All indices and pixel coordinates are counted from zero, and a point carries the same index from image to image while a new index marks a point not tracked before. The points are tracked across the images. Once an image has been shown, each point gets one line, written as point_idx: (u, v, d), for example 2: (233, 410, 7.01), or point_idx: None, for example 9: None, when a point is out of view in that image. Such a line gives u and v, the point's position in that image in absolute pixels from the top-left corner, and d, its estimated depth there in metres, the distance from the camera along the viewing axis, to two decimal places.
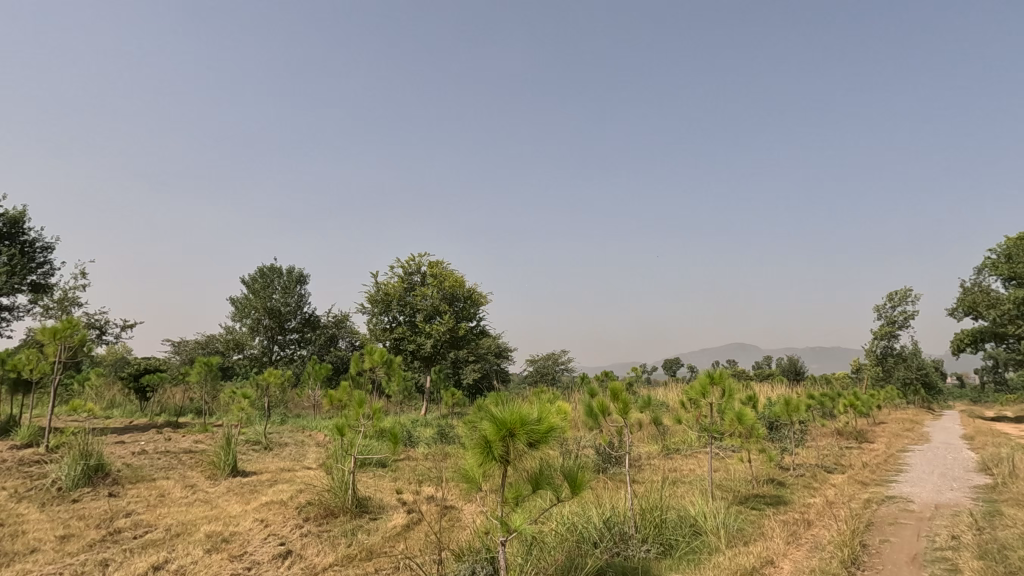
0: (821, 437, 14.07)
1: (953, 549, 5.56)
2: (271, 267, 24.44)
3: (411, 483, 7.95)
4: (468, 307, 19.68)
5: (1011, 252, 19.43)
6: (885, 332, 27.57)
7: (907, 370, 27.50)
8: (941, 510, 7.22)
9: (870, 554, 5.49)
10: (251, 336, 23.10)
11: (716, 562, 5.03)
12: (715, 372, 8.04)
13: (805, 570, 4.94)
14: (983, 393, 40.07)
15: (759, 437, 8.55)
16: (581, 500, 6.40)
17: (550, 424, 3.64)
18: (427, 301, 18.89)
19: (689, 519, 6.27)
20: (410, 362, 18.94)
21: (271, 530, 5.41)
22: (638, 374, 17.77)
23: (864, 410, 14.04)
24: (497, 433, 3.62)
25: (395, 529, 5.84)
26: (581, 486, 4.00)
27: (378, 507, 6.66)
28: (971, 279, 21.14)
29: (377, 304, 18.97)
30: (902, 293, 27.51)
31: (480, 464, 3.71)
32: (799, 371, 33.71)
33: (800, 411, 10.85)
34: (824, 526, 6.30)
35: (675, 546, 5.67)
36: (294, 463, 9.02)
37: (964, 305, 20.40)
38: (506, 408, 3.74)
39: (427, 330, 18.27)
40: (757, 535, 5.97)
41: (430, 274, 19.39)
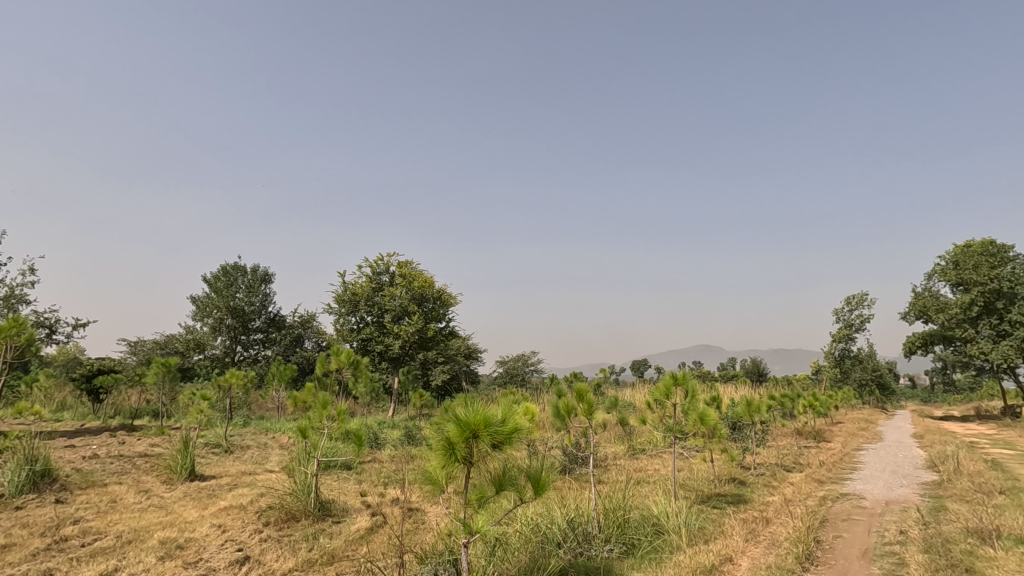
0: (781, 437, 14.48)
1: (900, 543, 5.79)
2: (234, 265, 23.80)
3: (377, 485, 7.86)
4: (437, 308, 19.62)
5: (958, 259, 20.30)
6: (842, 334, 28.57)
7: (863, 371, 28.51)
8: (891, 506, 7.51)
9: (824, 549, 5.68)
10: (213, 336, 22.42)
11: (676, 561, 5.11)
12: (679, 373, 8.20)
13: (761, 566, 5.08)
14: (932, 393, 42.07)
15: (721, 436, 8.74)
16: (546, 501, 6.43)
17: (514, 425, 3.67)
18: (396, 301, 18.68)
19: (652, 519, 6.37)
20: (377, 364, 18.71)
21: (229, 536, 5.25)
22: (607, 375, 18.00)
23: (823, 411, 14.50)
24: (460, 434, 3.59)
25: (357, 533, 5.75)
26: (544, 487, 4.03)
27: (341, 510, 6.56)
28: (922, 284, 22.05)
29: (344, 304, 18.66)
30: (858, 297, 28.49)
31: (443, 466, 3.67)
32: (761, 372, 34.59)
33: (761, 412, 11.15)
34: (781, 524, 6.49)
35: (637, 545, 5.75)
36: (256, 465, 8.79)
37: (914, 309, 21.29)
38: (471, 409, 3.74)
39: (395, 331, 18.10)
40: (717, 533, 6.10)
41: (399, 274, 19.22)
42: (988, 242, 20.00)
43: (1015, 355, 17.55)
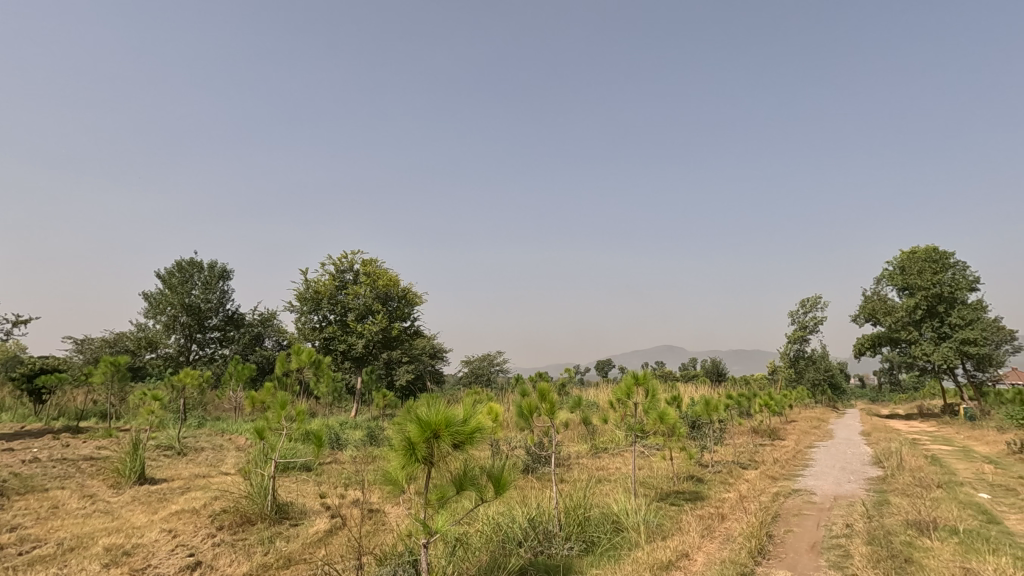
0: (738, 435, 14.91)
1: (846, 536, 6.05)
2: (190, 260, 22.98)
3: (336, 486, 7.73)
4: (402, 307, 19.43)
5: (904, 265, 21.32)
6: (797, 336, 29.58)
7: (816, 371, 29.59)
8: (838, 501, 7.85)
9: (776, 543, 5.88)
10: (166, 334, 21.60)
11: (635, 557, 5.21)
12: (640, 373, 8.34)
13: (716, 561, 5.22)
14: (880, 393, 44.05)
15: (680, 435, 8.94)
16: (508, 501, 6.44)
17: (475, 424, 3.67)
18: (359, 300, 18.38)
19: (612, 516, 6.47)
20: (340, 363, 18.37)
21: (180, 541, 5.08)
22: (571, 375, 18.14)
23: (778, 410, 15.01)
24: (421, 434, 3.56)
25: (316, 535, 5.65)
26: (504, 486, 4.04)
27: (299, 512, 6.42)
28: (871, 288, 23.03)
29: (306, 302, 18.24)
30: (812, 300, 29.56)
31: (404, 467, 3.65)
32: (721, 371, 35.49)
33: (718, 411, 11.46)
34: (736, 519, 6.69)
35: (596, 542, 5.83)
36: (210, 468, 8.52)
37: (864, 311, 22.24)
38: (432, 409, 3.73)
39: (358, 330, 17.83)
40: (674, 529, 6.23)
41: (363, 272, 18.94)
42: (932, 249, 21.04)
43: (955, 357, 18.55)
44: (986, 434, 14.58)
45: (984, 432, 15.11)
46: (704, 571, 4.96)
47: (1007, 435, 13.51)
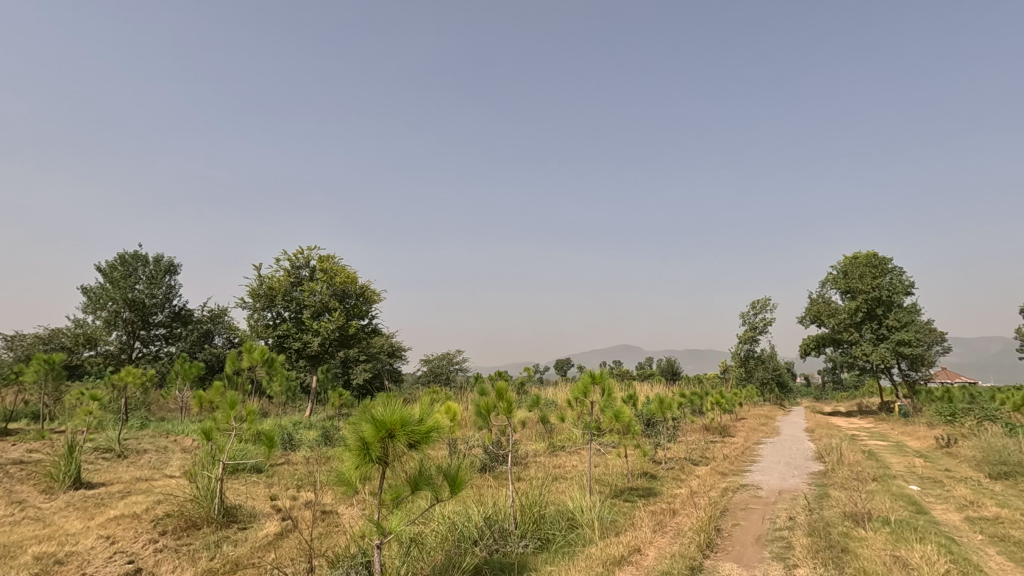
0: (691, 433, 15.33)
1: (788, 528, 6.32)
2: (134, 254, 21.93)
3: (289, 488, 7.54)
4: (359, 305, 19.10)
5: (846, 269, 22.36)
6: (748, 336, 30.63)
7: (765, 370, 30.72)
8: (783, 495, 8.19)
9: (723, 537, 6.09)
10: (106, 330, 20.54)
11: (588, 553, 5.30)
12: (597, 373, 8.47)
13: (667, 555, 5.36)
14: (824, 391, 46.19)
15: (634, 433, 9.13)
16: (464, 500, 6.42)
17: (431, 424, 3.65)
18: (315, 297, 17.92)
19: (567, 513, 6.56)
20: (294, 362, 17.90)
21: (118, 547, 4.85)
22: (531, 374, 18.22)
23: (729, 408, 15.51)
24: (375, 434, 3.52)
25: (265, 539, 5.49)
26: (460, 485, 4.03)
27: (248, 515, 6.23)
28: (816, 291, 24.06)
29: (258, 298, 17.66)
30: (762, 302, 30.68)
31: (357, 467, 3.58)
32: (675, 371, 36.38)
33: (672, 409, 11.76)
34: (686, 514, 6.89)
35: (551, 540, 5.90)
36: (153, 471, 8.15)
37: (810, 313, 23.23)
38: (388, 408, 3.68)
39: (314, 328, 17.41)
40: (627, 525, 6.36)
41: (320, 269, 18.49)
42: (872, 254, 22.16)
43: (891, 357, 19.63)
44: (918, 430, 15.51)
45: (916, 428, 16.05)
46: (654, 565, 5.09)
47: (936, 430, 14.40)
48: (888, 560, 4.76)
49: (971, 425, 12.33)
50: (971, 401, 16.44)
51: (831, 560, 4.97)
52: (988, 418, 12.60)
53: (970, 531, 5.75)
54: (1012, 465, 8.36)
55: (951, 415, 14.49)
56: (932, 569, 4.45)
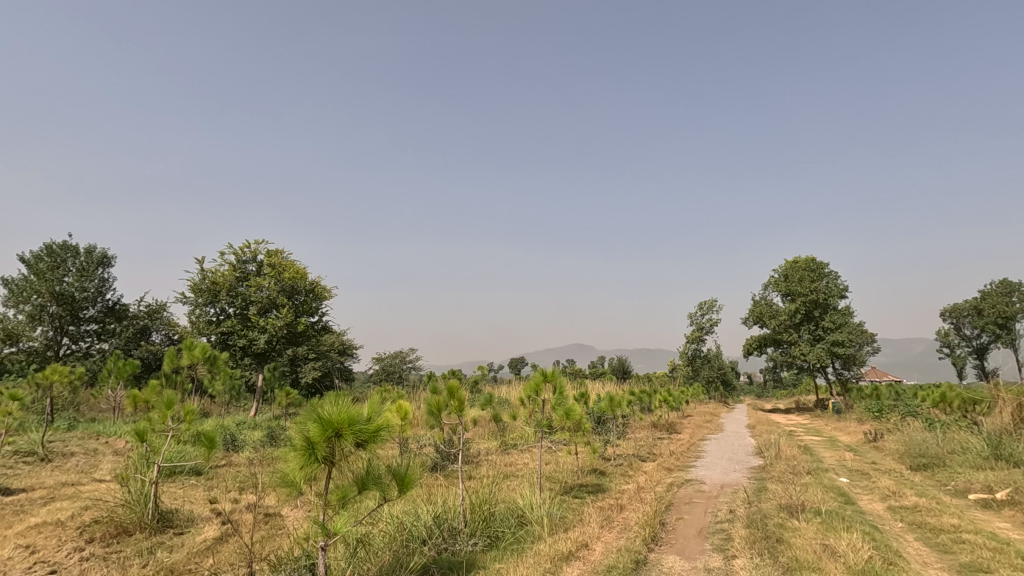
0: (639, 430, 15.69)
1: (729, 521, 6.57)
2: (62, 244, 20.57)
3: (230, 491, 7.26)
4: (309, 301, 18.61)
5: (787, 273, 23.42)
6: (695, 336, 31.63)
7: (711, 369, 31.80)
8: (724, 489, 8.52)
9: (667, 530, 6.27)
10: (30, 325, 19.18)
11: (537, 550, 5.35)
12: (549, 371, 8.54)
13: (613, 549, 5.48)
14: (765, 389, 48.28)
15: (584, 430, 9.27)
16: (414, 500, 6.35)
17: (379, 423, 3.59)
18: (262, 293, 17.29)
19: (517, 511, 6.60)
20: (239, 360, 17.23)
21: (38, 558, 4.54)
22: (484, 373, 18.21)
23: (676, 405, 15.97)
24: (321, 433, 3.42)
25: (203, 544, 5.25)
26: (409, 484, 3.99)
27: (185, 519, 5.96)
28: (759, 293, 25.07)
29: (201, 293, 16.89)
30: (709, 303, 31.73)
31: (302, 468, 3.47)
32: (626, 369, 37.14)
33: (622, 407, 12.01)
34: (633, 509, 7.06)
35: (500, 538, 5.92)
36: (81, 475, 7.67)
37: (753, 315, 24.20)
38: (334, 406, 3.58)
39: (260, 324, 16.80)
40: (576, 521, 6.46)
41: (268, 264, 17.88)
42: (810, 259, 23.29)
43: (826, 357, 20.73)
44: (849, 425, 16.44)
45: (848, 424, 17.01)
46: (601, 560, 5.19)
47: (865, 426, 15.30)
48: (818, 549, 5.02)
49: (896, 421, 13.18)
50: (896, 398, 17.56)
51: (767, 550, 5.21)
52: (911, 414, 13.51)
53: (892, 519, 6.15)
54: (929, 458, 9.01)
55: (878, 411, 15.43)
56: (857, 555, 4.73)
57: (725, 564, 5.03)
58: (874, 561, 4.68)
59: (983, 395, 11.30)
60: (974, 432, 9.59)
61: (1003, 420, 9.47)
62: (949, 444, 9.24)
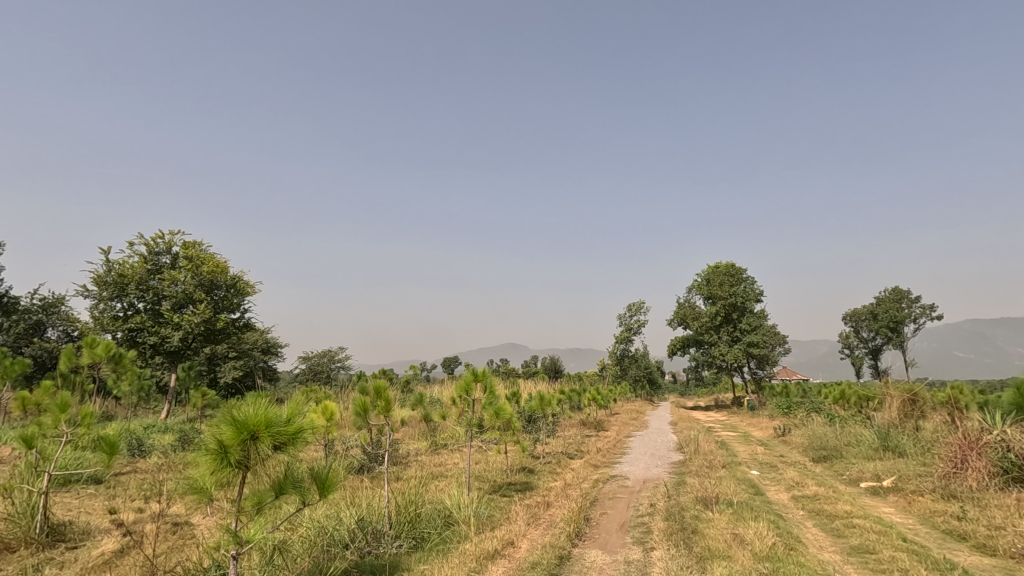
0: (568, 428, 15.96)
1: (649, 515, 6.83)
2: None
3: (134, 500, 6.73)
4: (229, 297, 17.65)
5: (708, 277, 24.61)
6: (624, 336, 32.65)
7: (638, 368, 32.93)
8: (646, 484, 8.87)
9: (591, 526, 6.43)
10: None
11: (462, 550, 5.33)
12: (479, 371, 8.48)
13: (538, 546, 5.56)
14: (687, 387, 50.61)
15: (514, 429, 9.34)
16: (336, 503, 6.13)
17: (299, 425, 3.42)
18: (177, 287, 16.17)
19: (444, 511, 6.55)
20: (149, 359, 16.01)
21: None
22: (416, 372, 17.92)
23: (604, 404, 16.41)
24: (235, 436, 3.19)
25: (100, 558, 4.83)
26: (330, 487, 3.82)
27: (80, 533, 5.46)
28: (683, 296, 26.18)
29: (105, 287, 15.51)
30: (637, 304, 32.82)
31: (213, 473, 3.22)
32: (558, 369, 37.75)
33: (551, 405, 12.20)
34: (559, 506, 7.19)
35: (426, 539, 5.85)
36: None
37: (677, 317, 25.26)
38: (250, 407, 3.36)
39: (174, 321, 15.67)
40: (502, 519, 6.49)
41: (184, 256, 16.79)
42: (730, 265, 24.62)
43: (743, 357, 22.03)
44: (761, 421, 17.55)
45: (760, 420, 18.19)
46: (526, 557, 5.24)
47: (776, 422, 16.39)
48: (729, 537, 5.33)
49: (801, 417, 14.20)
50: (803, 395, 18.95)
51: (682, 541, 5.46)
52: (815, 410, 14.61)
53: (795, 507, 6.63)
54: (829, 450, 9.80)
55: (787, 408, 16.58)
56: (763, 543, 5.06)
57: (644, 556, 5.21)
58: (777, 547, 5.02)
59: (875, 392, 12.40)
60: (867, 425, 10.51)
61: (891, 414, 10.45)
62: (846, 437, 10.08)
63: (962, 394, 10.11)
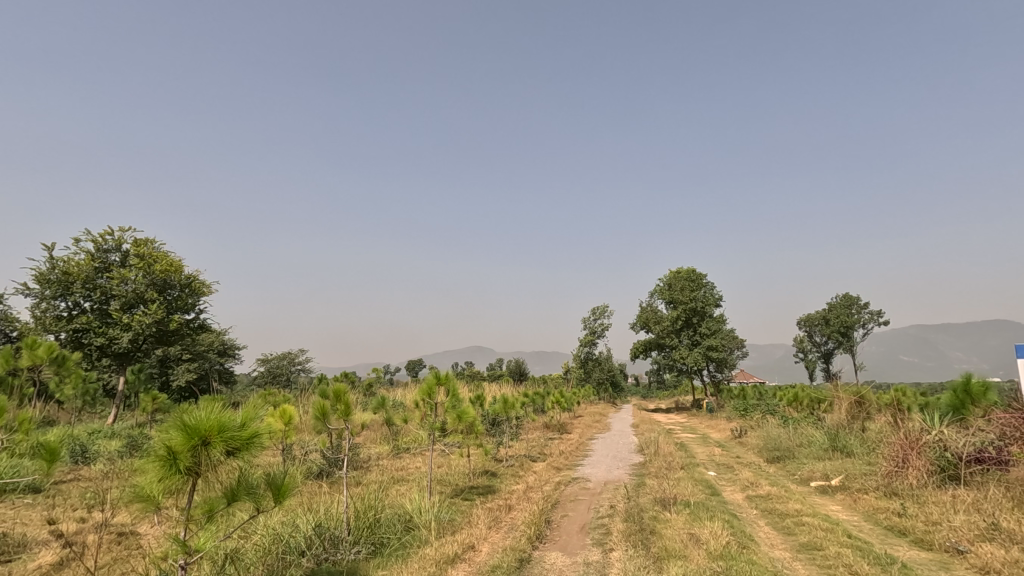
0: (532, 431, 16.03)
1: (610, 516, 6.91)
2: None
3: (76, 510, 6.40)
4: (184, 297, 17.03)
5: (670, 282, 25.08)
6: (588, 340, 32.98)
7: (601, 371, 33.32)
8: (608, 485, 8.98)
9: (552, 528, 6.47)
10: None
11: (423, 554, 5.28)
12: (443, 373, 8.41)
13: (499, 549, 5.56)
14: (650, 389, 51.55)
15: (477, 432, 9.31)
16: (291, 510, 5.98)
17: (254, 430, 3.31)
18: (127, 286, 15.50)
19: (405, 515, 6.48)
20: (95, 361, 15.27)
21: None
22: (379, 375, 17.67)
23: (567, 406, 16.54)
24: (186, 442, 3.09)
25: (36, 572, 4.59)
26: (286, 493, 3.71)
27: (15, 545, 5.17)
28: (646, 300, 26.61)
29: (48, 285, 14.70)
30: (602, 308, 33.20)
31: (161, 480, 3.10)
32: (523, 371, 37.86)
33: (515, 408, 12.23)
34: (520, 509, 7.20)
35: (386, 544, 5.77)
36: None
37: (640, 320, 25.68)
38: (201, 412, 3.24)
39: (124, 321, 14.99)
40: (464, 523, 6.46)
41: (135, 254, 16.09)
42: (691, 270, 25.16)
43: (702, 360, 22.57)
44: (719, 424, 18.03)
45: (718, 422, 18.68)
46: (486, 560, 5.24)
47: (733, 423, 16.86)
48: (685, 537, 5.46)
49: (757, 419, 14.66)
50: (759, 398, 19.56)
51: (640, 542, 5.56)
52: (770, 412, 15.11)
53: (748, 507, 6.85)
54: (782, 451, 10.17)
55: (743, 410, 17.07)
56: (717, 542, 5.20)
57: (603, 557, 5.29)
58: (731, 545, 5.16)
59: (826, 395, 12.90)
60: (818, 426, 10.93)
61: (840, 415, 10.91)
62: (798, 438, 10.46)
63: (905, 396, 10.64)
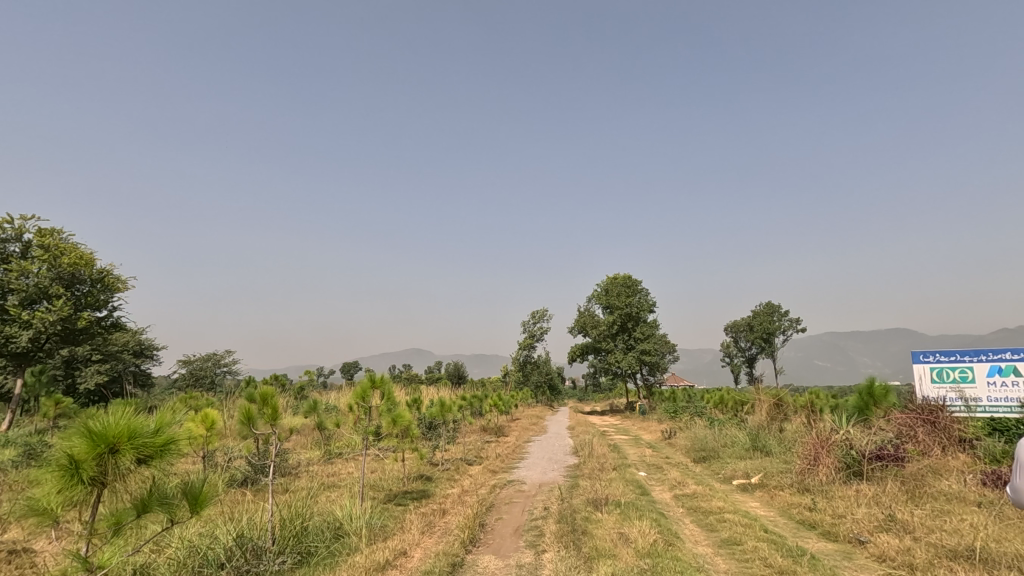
0: (469, 434, 15.95)
1: (542, 518, 6.97)
2: None
3: None
4: (94, 293, 15.75)
5: (606, 287, 25.68)
6: (527, 343, 33.25)
7: (539, 375, 33.68)
8: (542, 487, 9.09)
9: (486, 531, 6.45)
10: None
11: (352, 562, 5.12)
12: (377, 376, 8.22)
13: (431, 555, 5.48)
14: (586, 391, 52.76)
15: (412, 437, 9.12)
16: (211, 520, 5.64)
17: (169, 436, 3.11)
18: (27, 280, 14.14)
19: (334, 522, 6.26)
20: None
21: None
22: (311, 378, 17.02)
23: (504, 409, 16.59)
24: (91, 450, 2.83)
25: None
26: (204, 502, 3.49)
27: None
28: (584, 305, 27.17)
29: None
30: (540, 312, 33.57)
31: (60, 492, 2.83)
32: (461, 374, 37.68)
33: (452, 411, 12.13)
34: (454, 513, 7.14)
35: (313, 553, 5.56)
36: None
37: (577, 325, 26.18)
38: (109, 417, 2.99)
39: (23, 318, 13.68)
40: (396, 529, 6.33)
41: (38, 245, 14.77)
42: (627, 277, 25.88)
43: (636, 364, 23.30)
44: (650, 425, 18.65)
45: (650, 423, 19.34)
46: (418, 566, 5.15)
47: (663, 425, 17.52)
48: (615, 537, 5.59)
49: (685, 421, 15.29)
50: (688, 400, 20.46)
51: (572, 542, 5.65)
52: (698, 414, 15.79)
53: (675, 505, 7.11)
54: (707, 451, 10.64)
55: (674, 412, 17.76)
56: (644, 540, 5.37)
57: (536, 558, 5.33)
58: (658, 543, 5.34)
59: (749, 397, 13.63)
60: (741, 427, 11.54)
61: (761, 416, 11.55)
62: (723, 438, 10.98)
63: (817, 399, 11.43)
